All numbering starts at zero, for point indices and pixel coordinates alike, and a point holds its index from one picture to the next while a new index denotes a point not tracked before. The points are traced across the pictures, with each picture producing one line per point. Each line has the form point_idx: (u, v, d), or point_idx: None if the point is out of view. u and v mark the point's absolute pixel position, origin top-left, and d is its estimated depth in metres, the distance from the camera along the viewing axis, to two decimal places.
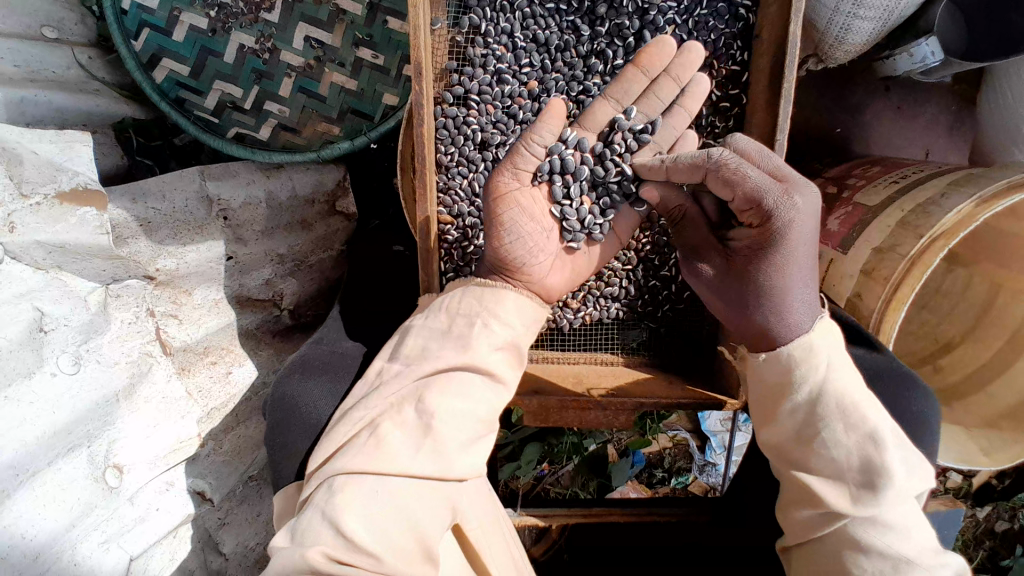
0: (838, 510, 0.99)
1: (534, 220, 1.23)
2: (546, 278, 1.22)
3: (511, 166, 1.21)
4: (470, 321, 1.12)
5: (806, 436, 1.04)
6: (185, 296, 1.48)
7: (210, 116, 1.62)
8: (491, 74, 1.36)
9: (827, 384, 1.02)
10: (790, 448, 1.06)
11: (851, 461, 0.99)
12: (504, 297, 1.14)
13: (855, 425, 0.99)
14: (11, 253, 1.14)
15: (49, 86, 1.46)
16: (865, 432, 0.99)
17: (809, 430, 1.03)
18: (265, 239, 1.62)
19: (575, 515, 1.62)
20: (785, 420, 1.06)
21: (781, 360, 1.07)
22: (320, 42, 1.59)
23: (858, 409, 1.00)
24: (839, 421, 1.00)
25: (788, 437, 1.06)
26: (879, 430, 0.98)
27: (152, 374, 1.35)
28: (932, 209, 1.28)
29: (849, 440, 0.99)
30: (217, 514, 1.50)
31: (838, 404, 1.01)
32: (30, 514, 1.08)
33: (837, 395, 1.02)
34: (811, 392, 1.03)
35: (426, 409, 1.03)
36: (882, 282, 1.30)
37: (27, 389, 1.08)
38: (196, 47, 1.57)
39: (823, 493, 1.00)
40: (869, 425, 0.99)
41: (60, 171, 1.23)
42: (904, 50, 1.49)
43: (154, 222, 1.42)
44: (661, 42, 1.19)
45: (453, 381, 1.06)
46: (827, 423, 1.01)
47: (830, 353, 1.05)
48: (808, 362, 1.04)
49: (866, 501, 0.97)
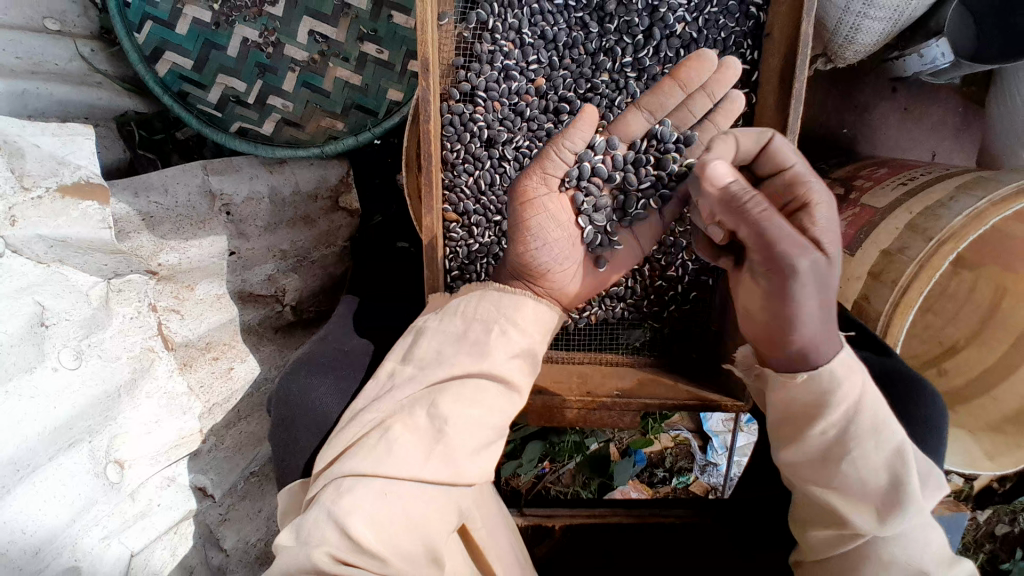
0: (866, 527, 0.99)
1: (561, 226, 1.21)
2: (567, 286, 1.23)
3: (540, 171, 1.18)
4: (487, 327, 1.10)
5: (832, 457, 1.00)
6: (187, 292, 1.45)
7: (214, 110, 1.61)
8: (499, 70, 1.34)
9: (862, 404, 0.98)
10: (813, 468, 1.03)
11: (881, 479, 0.98)
12: (523, 305, 1.13)
13: (886, 443, 0.98)
14: (11, 247, 1.10)
15: (52, 78, 1.44)
16: (893, 449, 0.99)
17: (837, 451, 1.00)
18: (268, 235, 1.63)
19: (578, 517, 1.59)
20: (813, 440, 1.01)
21: (823, 380, 0.99)
22: (325, 36, 1.58)
23: (887, 427, 0.99)
24: (870, 441, 0.98)
25: (814, 456, 1.02)
26: (905, 446, 0.99)
27: (153, 369, 1.33)
28: (941, 211, 1.28)
29: (879, 459, 0.98)
30: (218, 509, 1.51)
31: (869, 424, 0.99)
32: (30, 511, 1.07)
33: (868, 413, 0.99)
34: (843, 413, 0.99)
35: (440, 416, 1.02)
36: (891, 284, 1.29)
37: (29, 383, 1.06)
38: (199, 41, 1.55)
39: (853, 511, 0.99)
40: (897, 442, 0.99)
41: (63, 164, 1.22)
42: (913, 51, 1.48)
43: (155, 216, 1.41)
44: (701, 59, 1.15)
45: (471, 389, 1.05)
46: (857, 443, 0.98)
47: (861, 370, 1.01)
48: (847, 383, 0.99)
49: (897, 516, 0.97)
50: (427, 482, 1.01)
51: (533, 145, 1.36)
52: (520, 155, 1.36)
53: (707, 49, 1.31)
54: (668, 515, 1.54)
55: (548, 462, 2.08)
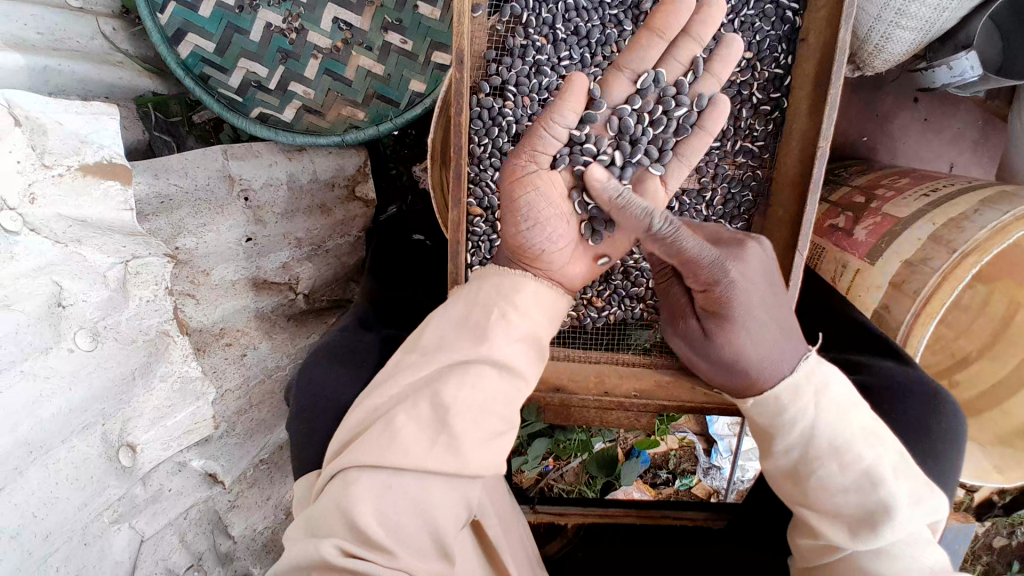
0: (837, 542, 0.97)
1: (552, 205, 1.20)
2: (564, 266, 1.21)
3: (529, 149, 1.18)
4: (486, 311, 1.11)
5: (801, 473, 1.00)
6: (205, 277, 1.43)
7: (235, 95, 1.59)
8: (530, 65, 1.32)
9: (818, 426, 0.98)
10: (789, 485, 1.03)
11: (849, 498, 0.96)
12: (523, 287, 1.14)
13: (850, 464, 0.96)
14: (30, 227, 1.07)
15: (72, 55, 1.41)
16: (864, 469, 0.95)
17: (803, 469, 1.00)
18: (285, 221, 1.63)
19: (590, 516, 1.56)
20: (779, 458, 1.03)
21: (768, 404, 1.03)
22: (349, 24, 1.57)
23: (852, 447, 0.96)
24: (832, 461, 0.97)
25: (782, 470, 1.03)
26: (876, 466, 0.95)
27: (168, 354, 1.31)
28: (964, 223, 1.28)
29: (845, 478, 0.96)
30: (227, 496, 1.52)
31: (830, 444, 0.97)
32: (45, 493, 1.07)
33: (832, 435, 0.97)
34: (802, 432, 0.99)
35: (442, 404, 1.00)
36: (912, 296, 1.30)
37: (45, 364, 1.05)
38: (223, 23, 1.54)
39: (824, 529, 0.98)
40: (864, 464, 0.95)
41: (85, 143, 1.21)
42: (942, 63, 1.46)
43: (175, 199, 1.40)
44: (677, 3, 1.14)
45: (474, 375, 1.03)
46: (819, 462, 0.97)
47: (822, 390, 0.99)
48: (794, 406, 1.00)
49: (864, 534, 0.94)
50: (424, 473, 0.99)
51: None
52: None
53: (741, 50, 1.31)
54: (682, 517, 1.54)
55: (552, 459, 2.09)
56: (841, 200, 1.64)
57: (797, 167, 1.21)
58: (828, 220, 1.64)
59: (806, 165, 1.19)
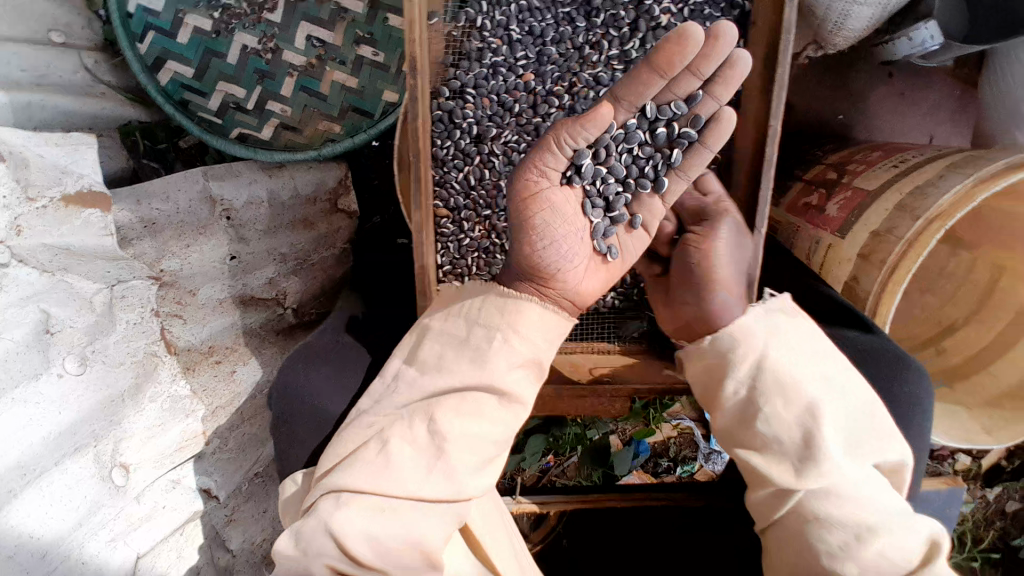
0: (785, 485, 1.00)
1: (568, 223, 1.20)
2: (581, 284, 1.20)
3: (539, 167, 1.17)
4: (490, 335, 1.09)
5: (748, 416, 1.05)
6: (190, 297, 1.48)
7: (214, 116, 1.60)
8: (487, 67, 1.33)
9: (766, 363, 1.04)
10: (739, 433, 1.07)
11: (793, 438, 1.01)
12: (529, 311, 1.11)
13: (795, 400, 1.01)
14: (17, 257, 1.15)
15: (55, 89, 1.47)
16: (805, 408, 1.01)
17: (750, 409, 1.04)
18: (268, 238, 1.63)
19: (574, 501, 1.50)
20: (728, 404, 1.07)
21: (721, 341, 1.08)
22: (323, 41, 1.56)
23: (797, 386, 1.02)
24: (777, 398, 1.02)
25: (731, 417, 1.07)
26: (817, 405, 1.00)
27: (156, 373, 1.39)
28: (929, 190, 1.31)
29: (789, 417, 1.01)
30: (223, 510, 1.51)
31: (775, 380, 1.02)
32: (38, 514, 1.12)
33: (773, 373, 1.03)
34: (750, 366, 1.05)
35: (439, 431, 1.02)
36: (879, 265, 1.33)
37: (33, 391, 1.13)
38: (201, 49, 1.55)
39: (772, 474, 1.01)
40: (808, 401, 1.01)
41: (66, 174, 1.26)
42: (903, 35, 1.46)
43: (158, 223, 1.43)
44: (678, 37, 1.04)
45: (470, 402, 1.05)
46: (766, 403, 1.02)
47: (766, 330, 1.07)
48: (745, 342, 1.06)
49: (811, 471, 0.98)
50: (406, 498, 1.01)
51: (522, 140, 1.32)
52: (509, 151, 1.32)
53: None
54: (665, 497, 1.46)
55: (553, 456, 2.09)
56: (816, 179, 1.63)
57: (754, 144, 1.22)
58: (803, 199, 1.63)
59: (761, 145, 1.20)
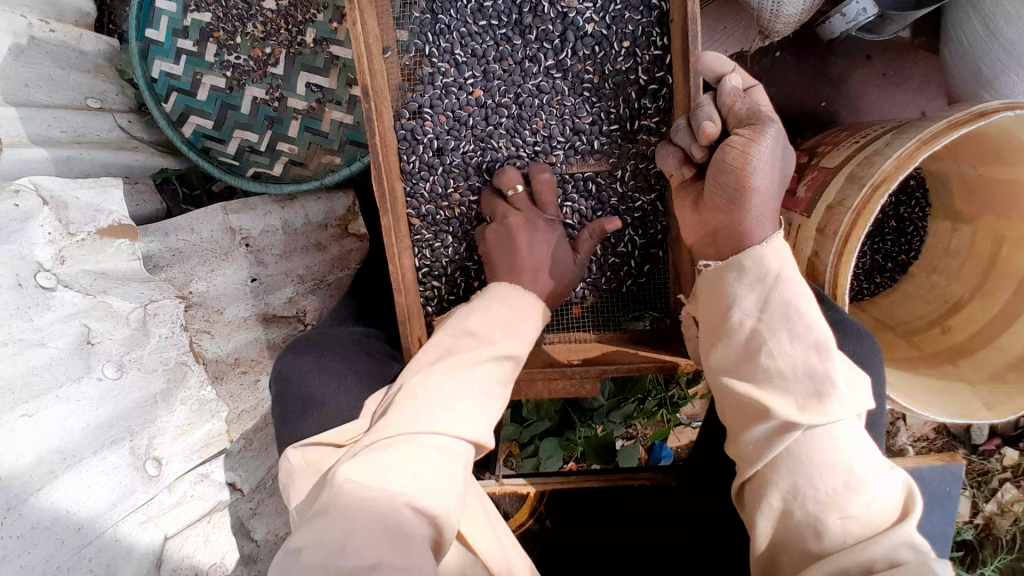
0: (785, 417, 1.04)
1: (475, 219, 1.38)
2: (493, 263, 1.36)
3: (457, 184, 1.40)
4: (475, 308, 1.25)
5: (751, 350, 1.11)
6: (218, 315, 1.70)
7: (232, 160, 1.87)
8: (440, 89, 1.53)
9: (773, 291, 1.11)
10: (741, 366, 1.12)
11: (794, 368, 1.06)
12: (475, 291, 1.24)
13: (802, 334, 1.07)
14: (63, 282, 1.30)
15: (93, 146, 1.72)
16: (811, 342, 1.06)
17: (755, 343, 1.11)
18: (285, 261, 1.88)
19: (553, 483, 1.67)
20: (734, 338, 1.14)
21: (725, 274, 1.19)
22: (320, 86, 1.82)
23: (801, 317, 1.08)
24: (783, 330, 1.08)
25: (732, 354, 1.14)
26: (822, 339, 1.06)
27: (186, 380, 1.56)
28: (876, 158, 1.33)
29: (793, 349, 1.07)
30: (248, 504, 1.71)
31: (783, 313, 1.09)
32: (77, 493, 1.26)
33: (780, 306, 1.10)
34: (759, 296, 1.13)
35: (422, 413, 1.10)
36: (833, 236, 1.35)
37: (76, 390, 1.26)
38: (218, 104, 1.84)
39: (772, 402, 1.06)
40: (817, 334, 1.06)
41: (100, 211, 1.50)
42: (836, 13, 1.63)
43: (184, 251, 1.68)
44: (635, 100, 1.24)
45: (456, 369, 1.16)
46: (771, 334, 1.09)
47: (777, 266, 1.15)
48: (754, 270, 1.15)
49: (812, 406, 1.03)
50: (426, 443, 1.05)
51: (480, 149, 1.54)
52: (467, 159, 1.54)
53: (619, 41, 1.48)
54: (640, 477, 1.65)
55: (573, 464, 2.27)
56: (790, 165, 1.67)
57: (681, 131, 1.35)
58: None
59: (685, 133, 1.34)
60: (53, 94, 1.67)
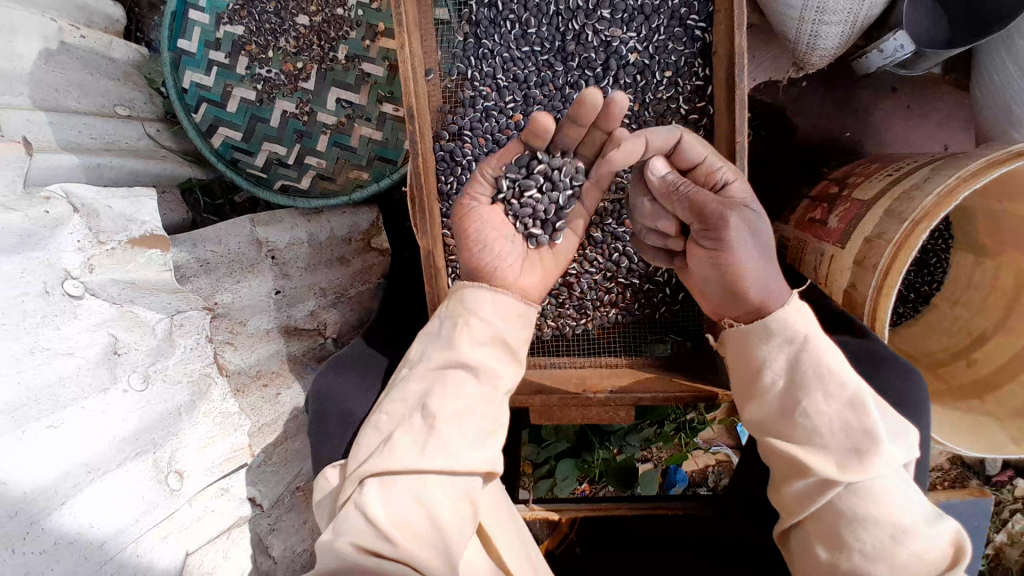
0: (829, 477, 1.04)
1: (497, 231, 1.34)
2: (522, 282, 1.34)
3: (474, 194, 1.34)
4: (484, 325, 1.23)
5: (788, 407, 1.12)
6: (241, 326, 1.68)
7: (260, 172, 1.89)
8: (480, 111, 1.55)
9: (804, 350, 1.12)
10: (776, 422, 1.13)
11: (833, 426, 1.06)
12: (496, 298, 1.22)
13: (837, 393, 1.07)
14: (91, 291, 1.29)
15: (122, 153, 1.71)
16: (847, 400, 1.07)
17: (791, 400, 1.11)
18: (310, 274, 1.88)
19: (586, 510, 1.60)
20: (768, 397, 1.15)
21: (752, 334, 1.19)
22: (350, 102, 1.82)
23: (835, 375, 1.08)
24: (818, 389, 1.08)
25: (768, 410, 1.15)
26: (859, 395, 1.06)
27: (210, 393, 1.54)
28: (915, 193, 1.34)
29: (830, 408, 1.07)
30: (266, 519, 1.68)
31: (816, 371, 1.09)
32: (95, 509, 1.21)
33: (812, 364, 1.10)
34: (789, 355, 1.13)
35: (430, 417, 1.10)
36: (872, 269, 1.36)
37: (102, 401, 1.24)
38: (248, 115, 1.84)
39: (813, 462, 1.06)
40: (851, 391, 1.07)
41: (132, 221, 1.48)
42: (873, 48, 1.63)
43: (211, 261, 1.68)
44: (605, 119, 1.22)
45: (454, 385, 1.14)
46: (807, 390, 1.09)
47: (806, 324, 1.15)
48: (784, 330, 1.14)
49: (854, 465, 1.03)
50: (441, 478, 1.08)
51: None
52: None
53: (662, 71, 1.50)
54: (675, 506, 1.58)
55: (588, 485, 2.25)
56: (820, 194, 1.69)
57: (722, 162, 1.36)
58: (808, 214, 1.69)
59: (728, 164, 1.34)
60: (82, 100, 1.67)
